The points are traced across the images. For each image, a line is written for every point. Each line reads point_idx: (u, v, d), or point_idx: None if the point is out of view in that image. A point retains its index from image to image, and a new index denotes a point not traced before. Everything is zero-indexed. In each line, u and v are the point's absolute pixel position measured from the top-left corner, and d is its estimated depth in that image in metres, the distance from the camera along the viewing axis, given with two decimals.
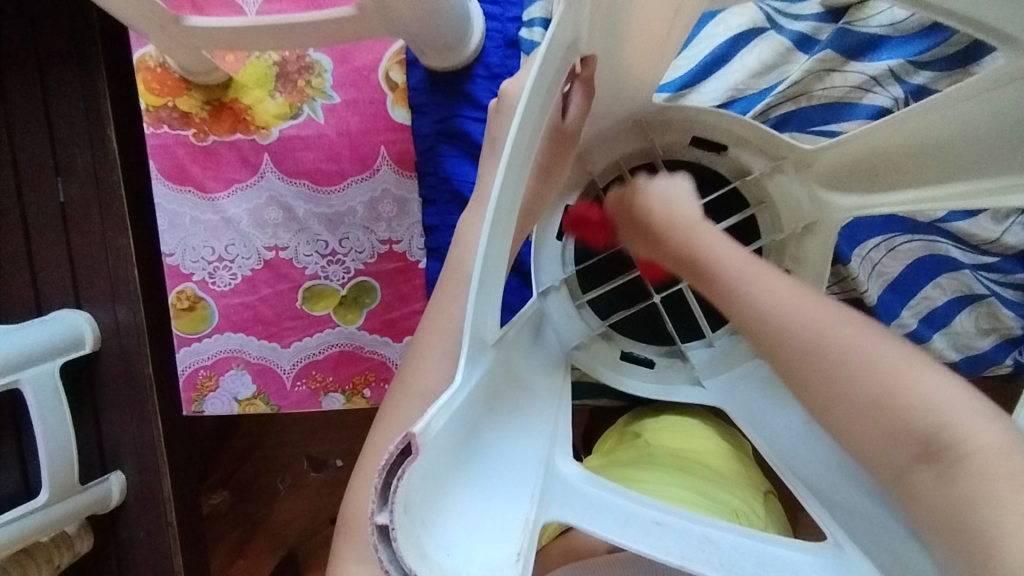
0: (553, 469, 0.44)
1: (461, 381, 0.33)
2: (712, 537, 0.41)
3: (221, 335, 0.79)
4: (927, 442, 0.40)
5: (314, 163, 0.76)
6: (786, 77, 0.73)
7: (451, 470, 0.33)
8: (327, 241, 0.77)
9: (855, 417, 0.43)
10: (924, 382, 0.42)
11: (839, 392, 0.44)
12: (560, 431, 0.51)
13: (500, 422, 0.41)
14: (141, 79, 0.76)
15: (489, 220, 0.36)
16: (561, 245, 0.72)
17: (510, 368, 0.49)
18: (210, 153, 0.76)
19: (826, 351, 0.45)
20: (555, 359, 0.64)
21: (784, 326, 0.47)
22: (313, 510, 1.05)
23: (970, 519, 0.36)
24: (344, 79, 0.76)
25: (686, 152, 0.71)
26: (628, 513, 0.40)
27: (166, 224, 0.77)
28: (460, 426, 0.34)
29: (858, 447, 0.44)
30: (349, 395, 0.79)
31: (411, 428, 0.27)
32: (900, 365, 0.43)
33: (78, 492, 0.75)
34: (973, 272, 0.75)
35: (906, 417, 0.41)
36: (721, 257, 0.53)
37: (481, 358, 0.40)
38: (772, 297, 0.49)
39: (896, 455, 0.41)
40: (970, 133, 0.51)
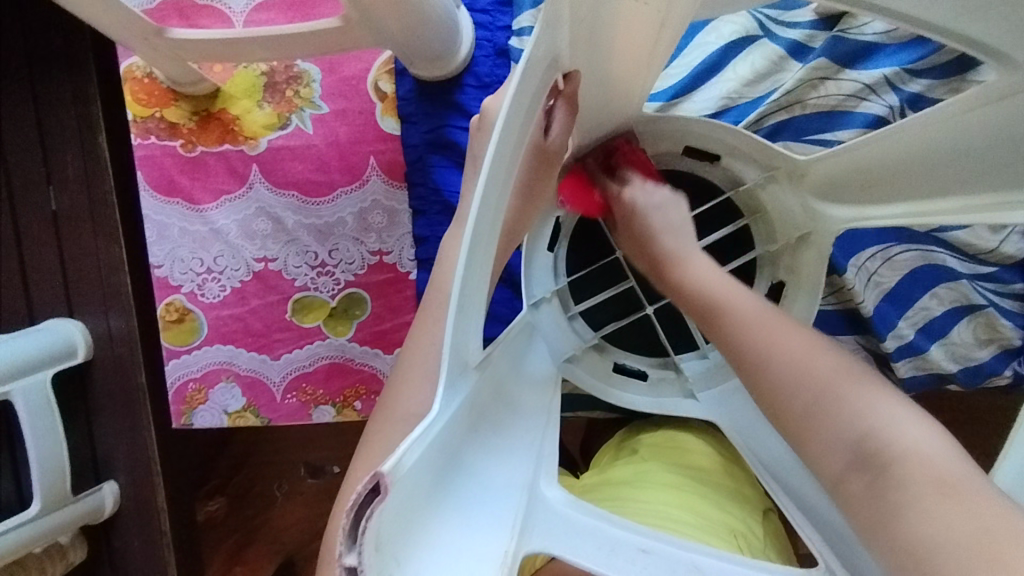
0: (538, 493, 0.43)
1: (438, 411, 0.32)
2: (701, 565, 0.40)
3: (210, 347, 0.78)
4: (863, 451, 0.43)
5: (303, 174, 0.75)
6: (779, 85, 0.72)
7: (428, 502, 0.32)
8: (316, 252, 0.77)
9: (803, 427, 0.48)
10: (864, 397, 0.46)
11: (789, 401, 0.49)
12: (547, 451, 0.50)
13: (483, 445, 0.40)
14: (128, 89, 0.75)
15: (468, 244, 0.35)
16: (553, 256, 0.71)
17: (496, 385, 0.48)
18: (198, 164, 0.75)
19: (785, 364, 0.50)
20: (546, 374, 0.63)
21: (750, 342, 0.52)
22: (310, 518, 1.04)
23: (889, 520, 0.40)
24: (333, 89, 0.75)
25: (677, 162, 0.70)
26: (613, 540, 0.40)
27: (155, 236, 0.76)
28: (440, 455, 0.33)
29: (808, 456, 0.48)
30: (339, 407, 0.78)
31: (379, 467, 0.26)
32: (850, 383, 0.47)
33: (70, 503, 0.74)
34: (971, 282, 0.74)
35: (845, 426, 0.45)
36: (701, 283, 0.57)
37: (463, 380, 0.39)
38: (751, 318, 0.53)
39: (835, 461, 0.45)
40: (969, 149, 0.49)
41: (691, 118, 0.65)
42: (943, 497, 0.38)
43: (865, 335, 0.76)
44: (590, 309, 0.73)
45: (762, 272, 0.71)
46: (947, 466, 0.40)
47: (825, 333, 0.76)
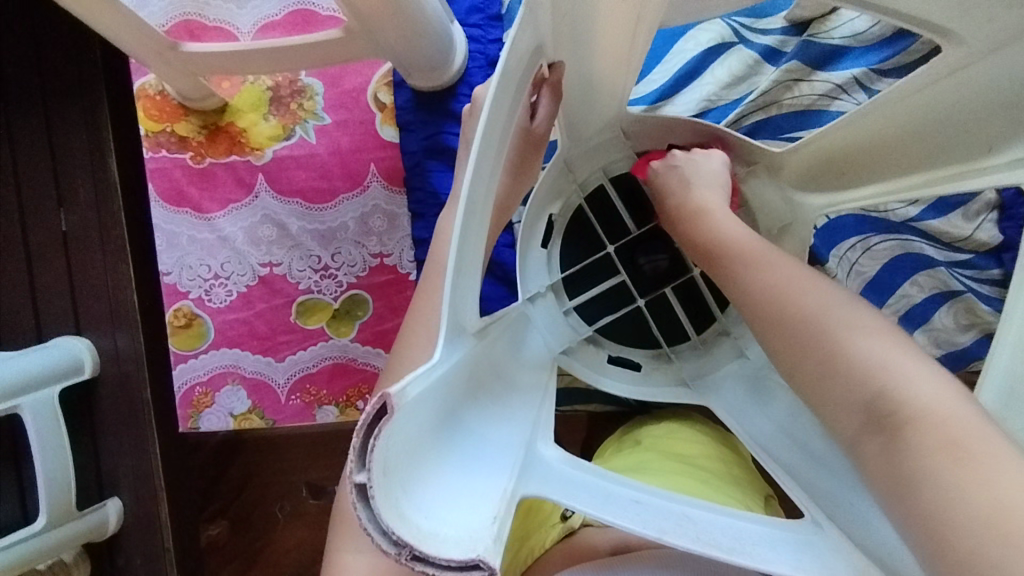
0: (535, 453, 0.45)
1: (439, 357, 0.35)
2: (691, 514, 0.42)
3: (216, 351, 0.80)
4: (875, 409, 0.42)
5: (307, 182, 0.79)
6: (754, 88, 0.76)
7: (428, 440, 0.34)
8: (319, 256, 0.80)
9: (816, 380, 0.46)
10: (871, 345, 0.45)
11: (799, 358, 0.48)
12: (543, 420, 0.53)
13: (483, 408, 0.43)
14: (141, 106, 0.79)
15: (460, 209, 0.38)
16: (546, 252, 0.74)
17: (494, 360, 0.50)
18: (207, 175, 0.79)
19: (798, 318, 0.49)
20: (542, 360, 0.65)
21: (765, 298, 0.52)
22: (314, 538, 1.05)
23: (905, 486, 0.38)
24: (334, 101, 0.79)
25: None
26: (607, 492, 0.41)
27: (164, 244, 0.79)
28: (440, 402, 0.36)
29: (822, 411, 0.46)
30: (342, 407, 0.80)
31: (386, 389, 0.29)
32: (868, 335, 0.45)
33: (74, 518, 0.75)
34: (949, 269, 0.77)
35: (856, 383, 0.43)
36: (726, 234, 0.59)
37: (461, 342, 0.41)
38: (766, 273, 0.53)
39: (849, 422, 0.43)
40: (918, 126, 0.53)
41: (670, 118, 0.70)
42: (957, 462, 0.36)
43: None
44: (585, 303, 0.75)
45: None
46: (962, 425, 0.38)
47: None
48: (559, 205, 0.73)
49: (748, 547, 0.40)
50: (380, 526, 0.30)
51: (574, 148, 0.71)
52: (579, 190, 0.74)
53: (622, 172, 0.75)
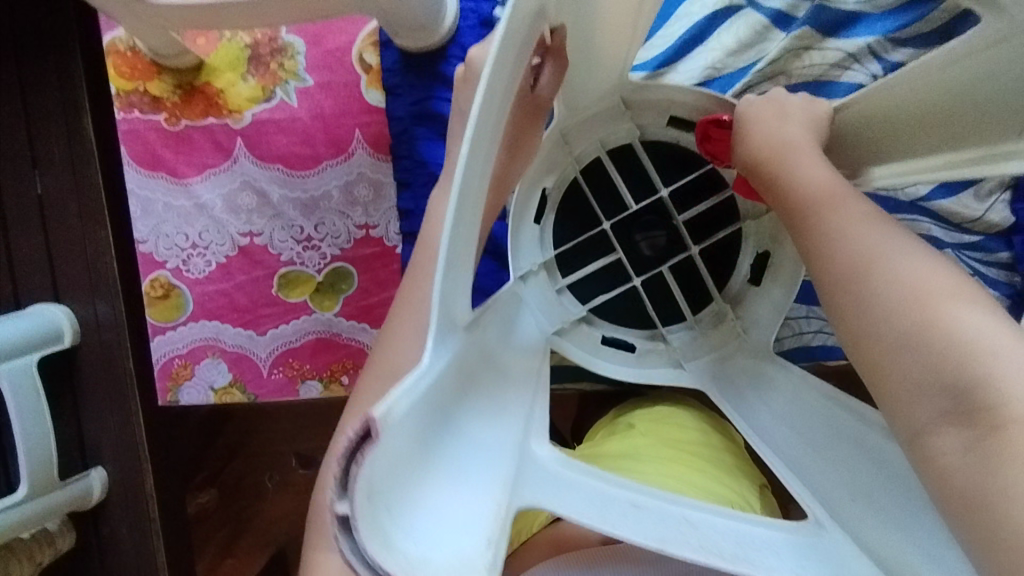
0: (528, 452, 0.45)
1: (429, 363, 0.33)
2: (691, 518, 0.41)
3: (195, 324, 0.77)
4: (966, 399, 0.34)
5: (288, 147, 0.75)
6: (763, 55, 0.72)
7: (418, 455, 0.32)
8: (302, 226, 0.76)
9: (892, 356, 0.37)
10: (973, 317, 0.36)
11: (881, 326, 0.38)
12: (536, 415, 0.51)
13: (478, 408, 0.41)
14: (111, 63, 0.75)
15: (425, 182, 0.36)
16: (537, 228, 0.70)
17: (487, 351, 0.48)
18: (182, 138, 0.75)
19: (892, 287, 0.39)
20: (533, 343, 0.62)
21: (844, 257, 0.43)
22: (301, 509, 1.03)
23: (995, 502, 0.31)
24: (317, 61, 0.75)
25: (664, 132, 0.70)
26: (604, 495, 0.41)
27: (139, 211, 0.76)
28: (431, 414, 0.34)
29: (885, 394, 0.38)
30: (326, 382, 0.78)
31: (371, 411, 0.28)
32: (969, 313, 0.36)
33: (57, 488, 0.72)
34: (956, 252, 0.74)
35: (946, 362, 0.35)
36: (808, 185, 0.49)
37: (451, 338, 0.38)
38: (850, 241, 0.43)
39: (924, 408, 0.35)
40: (969, 103, 0.48)
41: (676, 87, 0.66)
42: None
43: None
44: (578, 282, 0.72)
45: (746, 242, 0.70)
46: None
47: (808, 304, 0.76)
48: (552, 179, 0.70)
49: (750, 551, 0.40)
50: (366, 559, 0.28)
51: (570, 116, 0.68)
52: (575, 162, 0.70)
53: (622, 143, 0.70)
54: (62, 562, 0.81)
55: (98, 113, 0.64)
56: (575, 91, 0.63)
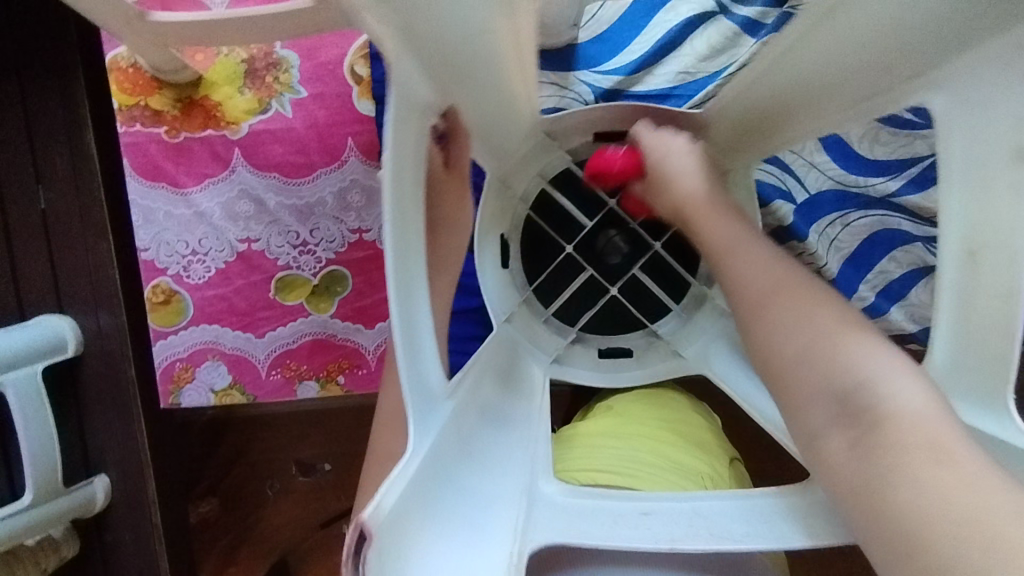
0: (538, 491, 0.50)
1: (412, 446, 0.38)
2: (698, 509, 0.45)
3: (196, 328, 0.80)
4: (848, 404, 0.40)
5: (283, 156, 0.78)
6: (735, 60, 0.76)
7: (416, 516, 0.36)
8: (298, 232, 0.79)
9: (792, 370, 0.44)
10: (850, 339, 0.42)
11: (782, 346, 0.45)
12: (543, 455, 0.55)
13: (474, 462, 0.45)
14: (113, 79, 0.78)
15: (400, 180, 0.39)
16: (508, 274, 0.75)
17: (477, 403, 0.52)
18: (182, 149, 0.78)
19: (783, 311, 0.46)
20: (536, 382, 0.69)
21: (746, 286, 0.49)
22: (301, 515, 1.06)
23: (870, 491, 0.37)
24: (310, 74, 0.78)
25: (594, 151, 0.74)
26: (614, 513, 0.46)
27: (141, 220, 0.79)
28: (424, 486, 0.38)
29: (790, 406, 0.44)
30: (323, 382, 0.81)
31: (360, 516, 0.32)
32: (851, 338, 0.42)
33: (62, 495, 0.74)
34: (925, 245, 0.77)
35: (831, 375, 0.41)
36: (711, 222, 0.56)
37: (435, 405, 0.43)
38: (750, 272, 0.50)
39: (818, 414, 0.42)
40: (847, 62, 0.49)
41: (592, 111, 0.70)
42: (932, 463, 0.35)
43: None
44: (563, 307, 0.76)
45: None
46: (935, 428, 0.36)
47: None
48: (510, 223, 0.75)
49: (760, 526, 0.43)
50: None
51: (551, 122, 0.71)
52: (522, 202, 0.75)
53: (560, 172, 0.75)
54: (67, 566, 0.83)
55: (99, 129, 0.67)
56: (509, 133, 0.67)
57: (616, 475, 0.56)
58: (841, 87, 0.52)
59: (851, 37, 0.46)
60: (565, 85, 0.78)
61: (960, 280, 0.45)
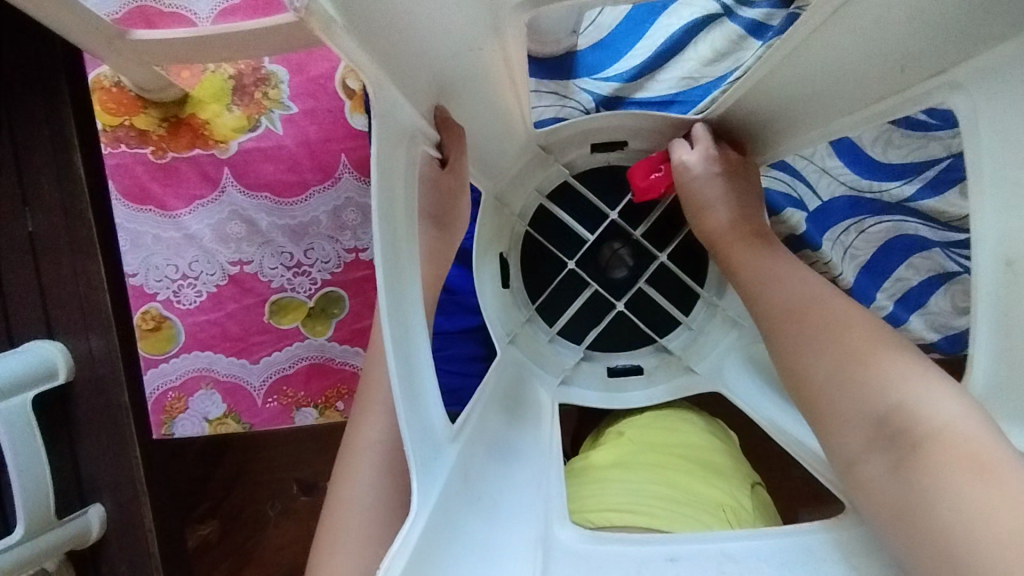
0: (552, 536, 0.47)
1: (416, 510, 0.36)
2: (729, 553, 0.43)
3: (188, 355, 0.77)
4: (885, 424, 0.39)
5: (274, 175, 0.75)
6: (740, 64, 0.73)
7: (429, 571, 0.35)
8: (292, 253, 0.76)
9: (824, 392, 0.43)
10: (889, 359, 0.41)
11: (813, 369, 0.44)
12: (557, 489, 0.53)
13: (481, 512, 0.43)
14: (97, 99, 0.75)
15: (396, 210, 0.36)
16: (508, 293, 0.72)
17: (485, 441, 0.51)
18: (169, 170, 0.75)
19: (815, 332, 0.46)
20: (545, 406, 0.66)
21: (777, 309, 0.49)
22: (305, 538, 1.02)
23: (913, 511, 0.35)
24: (300, 89, 0.75)
25: (592, 160, 0.72)
26: (640, 559, 0.43)
27: (128, 244, 0.76)
28: (429, 554, 0.35)
29: (824, 429, 0.43)
30: (322, 409, 0.78)
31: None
32: (882, 356, 0.41)
33: (56, 525, 0.70)
34: (944, 250, 0.74)
35: (866, 395, 0.40)
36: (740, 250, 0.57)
37: (437, 453, 0.41)
38: (780, 296, 0.50)
39: (855, 436, 0.40)
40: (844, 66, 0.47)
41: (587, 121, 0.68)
42: (974, 480, 0.33)
43: None
44: (567, 325, 0.74)
45: None
46: (979, 446, 0.35)
47: None
48: (507, 240, 0.72)
49: (796, 572, 0.41)
50: None
51: (551, 134, 0.69)
52: (520, 218, 0.72)
53: (557, 185, 0.73)
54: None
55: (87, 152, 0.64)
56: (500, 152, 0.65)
57: (634, 513, 0.53)
58: (842, 87, 0.49)
59: (841, 44, 0.44)
60: (566, 93, 0.75)
61: (997, 291, 0.41)
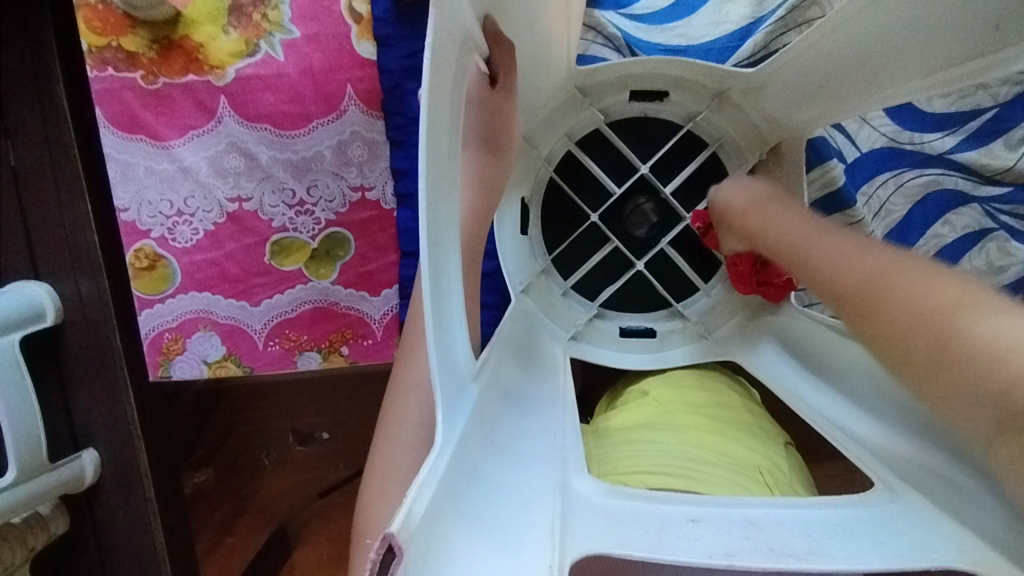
0: (570, 488, 0.44)
1: (441, 443, 0.33)
2: (754, 519, 0.41)
3: (184, 295, 0.73)
4: (1000, 402, 0.30)
5: (275, 105, 0.70)
6: (780, 3, 0.68)
7: (450, 517, 0.32)
8: (294, 190, 0.72)
9: (927, 377, 0.35)
10: (995, 325, 0.33)
11: (891, 352, 0.39)
12: (573, 442, 0.50)
13: (500, 455, 0.41)
14: (81, 17, 0.68)
15: (432, 126, 0.33)
16: (527, 240, 0.69)
17: (502, 388, 0.48)
18: (161, 97, 0.70)
19: (892, 304, 0.39)
20: (557, 359, 0.63)
21: (835, 282, 0.46)
22: (301, 485, 1.00)
23: None
24: (304, 11, 0.69)
25: (627, 108, 0.69)
26: (659, 519, 0.41)
27: (119, 177, 0.71)
28: (453, 492, 0.33)
29: (949, 419, 0.34)
30: (326, 353, 0.76)
31: (388, 529, 0.26)
32: (958, 305, 0.35)
33: (47, 470, 0.64)
34: (983, 205, 0.73)
35: (970, 365, 0.32)
36: (781, 233, 0.55)
37: (459, 389, 0.38)
38: (823, 268, 0.48)
39: (978, 423, 0.32)
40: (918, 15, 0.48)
41: (632, 62, 0.65)
42: None
43: None
44: (582, 280, 0.72)
45: None
46: None
47: None
48: (525, 182, 0.69)
49: (822, 541, 0.38)
50: None
51: (589, 75, 0.66)
52: (547, 162, 0.69)
53: (589, 132, 0.70)
54: (50, 552, 0.72)
55: (70, 75, 0.56)
56: (532, 90, 0.61)
57: (661, 474, 0.51)
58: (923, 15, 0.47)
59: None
60: (591, 27, 0.70)
61: None
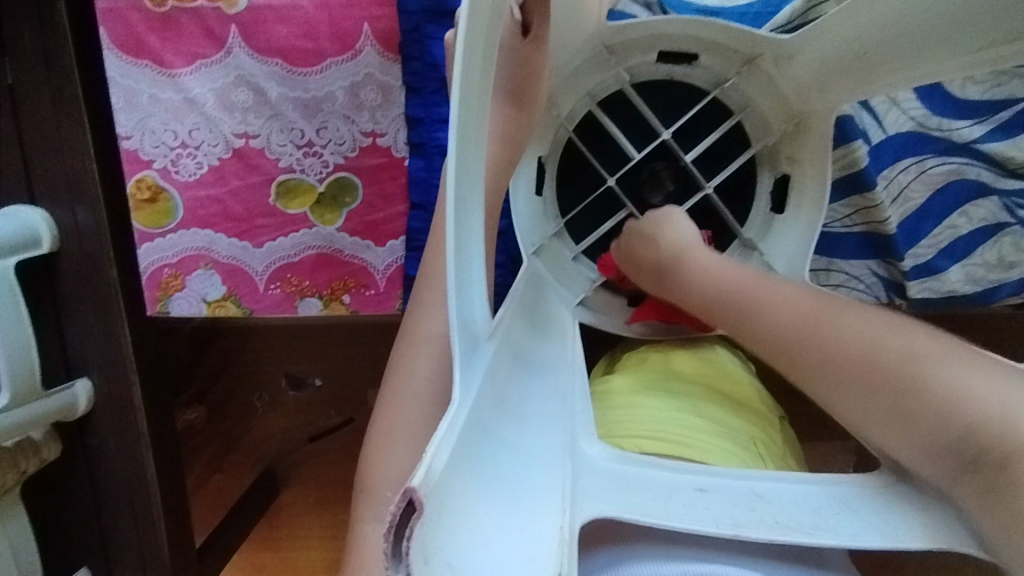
0: (577, 452, 0.44)
1: (459, 400, 0.33)
2: (759, 491, 0.42)
3: (186, 231, 0.72)
4: (968, 447, 0.37)
5: (287, 39, 0.67)
6: None
7: (466, 473, 0.32)
8: (303, 130, 0.70)
9: (893, 428, 0.41)
10: (945, 373, 0.40)
11: (853, 407, 0.44)
12: (580, 407, 0.50)
13: (512, 414, 0.41)
14: None
15: (462, 68, 0.31)
16: (539, 200, 0.68)
17: (514, 348, 0.48)
18: (169, 21, 0.66)
19: (849, 360, 0.44)
20: (564, 323, 0.63)
21: (781, 337, 0.48)
22: (291, 429, 1.00)
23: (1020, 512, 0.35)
24: None
25: (654, 70, 0.67)
26: (666, 487, 0.41)
27: (122, 103, 0.69)
28: (470, 450, 0.33)
29: (902, 457, 0.42)
30: (327, 300, 0.75)
31: (410, 484, 0.26)
32: (917, 362, 0.41)
33: (40, 397, 0.62)
34: (1001, 199, 0.72)
35: (943, 415, 0.39)
36: (703, 286, 0.56)
37: (474, 346, 0.38)
38: (768, 313, 0.50)
39: (942, 467, 0.39)
40: None
41: (661, 20, 0.62)
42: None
43: (885, 259, 0.75)
44: (594, 245, 0.71)
45: (762, 168, 0.69)
46: None
47: (845, 254, 0.76)
48: (544, 139, 0.67)
49: (828, 518, 0.40)
50: None
51: (618, 32, 0.63)
52: (567, 122, 0.68)
53: (611, 93, 0.68)
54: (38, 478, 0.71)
55: None
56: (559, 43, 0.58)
57: (661, 440, 0.51)
58: None
59: None
60: None
61: None
